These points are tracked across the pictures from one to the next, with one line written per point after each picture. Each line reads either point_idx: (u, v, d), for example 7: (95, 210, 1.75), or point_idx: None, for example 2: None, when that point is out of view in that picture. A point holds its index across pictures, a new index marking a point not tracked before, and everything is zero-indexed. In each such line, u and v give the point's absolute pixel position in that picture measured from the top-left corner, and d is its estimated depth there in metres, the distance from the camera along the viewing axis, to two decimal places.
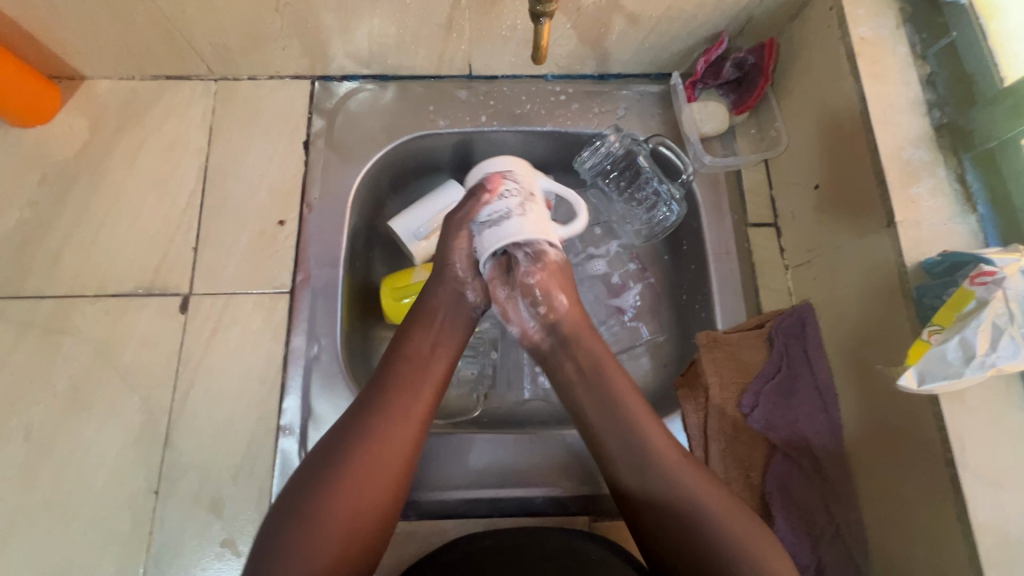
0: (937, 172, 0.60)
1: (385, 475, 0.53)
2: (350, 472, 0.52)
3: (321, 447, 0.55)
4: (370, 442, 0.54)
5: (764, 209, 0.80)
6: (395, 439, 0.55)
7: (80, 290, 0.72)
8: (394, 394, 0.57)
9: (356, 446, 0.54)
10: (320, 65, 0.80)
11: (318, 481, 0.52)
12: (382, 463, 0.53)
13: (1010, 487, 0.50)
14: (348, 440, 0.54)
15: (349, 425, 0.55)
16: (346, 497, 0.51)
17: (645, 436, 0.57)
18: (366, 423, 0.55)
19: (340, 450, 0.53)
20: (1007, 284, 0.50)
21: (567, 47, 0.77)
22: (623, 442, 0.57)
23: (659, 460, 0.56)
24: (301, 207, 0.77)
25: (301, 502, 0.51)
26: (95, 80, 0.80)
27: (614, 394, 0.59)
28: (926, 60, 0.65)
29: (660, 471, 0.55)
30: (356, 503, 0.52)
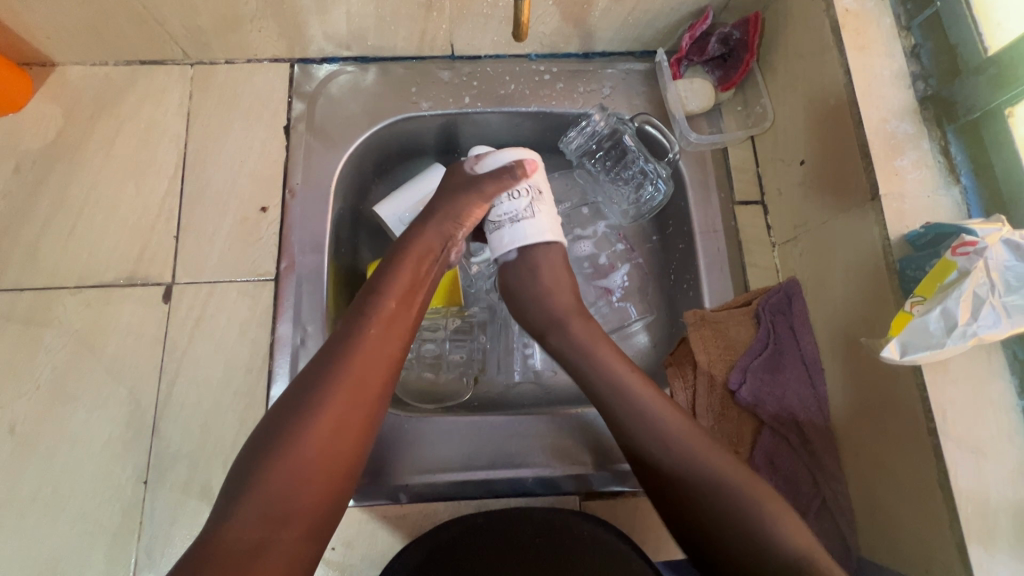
0: (921, 144, 0.60)
1: (359, 407, 0.53)
2: (314, 427, 0.50)
3: (294, 384, 0.53)
4: (345, 377, 0.53)
5: (751, 187, 0.80)
6: (370, 373, 0.54)
7: (60, 281, 0.71)
8: (368, 329, 0.56)
9: (330, 379, 0.52)
10: (298, 47, 0.78)
11: (294, 417, 0.50)
12: (355, 394, 0.52)
13: (990, 455, 0.51)
14: (317, 388, 0.52)
15: (322, 361, 0.54)
16: (323, 429, 0.50)
17: (652, 421, 0.58)
18: (339, 357, 0.53)
19: (314, 386, 0.52)
20: (989, 254, 0.50)
21: (550, 25, 0.76)
22: (631, 424, 0.59)
23: (666, 443, 0.57)
24: (283, 193, 0.76)
25: (277, 436, 0.50)
26: (66, 66, 0.78)
27: (620, 385, 0.61)
28: (911, 31, 0.64)
29: (671, 450, 0.57)
30: (333, 438, 0.51)
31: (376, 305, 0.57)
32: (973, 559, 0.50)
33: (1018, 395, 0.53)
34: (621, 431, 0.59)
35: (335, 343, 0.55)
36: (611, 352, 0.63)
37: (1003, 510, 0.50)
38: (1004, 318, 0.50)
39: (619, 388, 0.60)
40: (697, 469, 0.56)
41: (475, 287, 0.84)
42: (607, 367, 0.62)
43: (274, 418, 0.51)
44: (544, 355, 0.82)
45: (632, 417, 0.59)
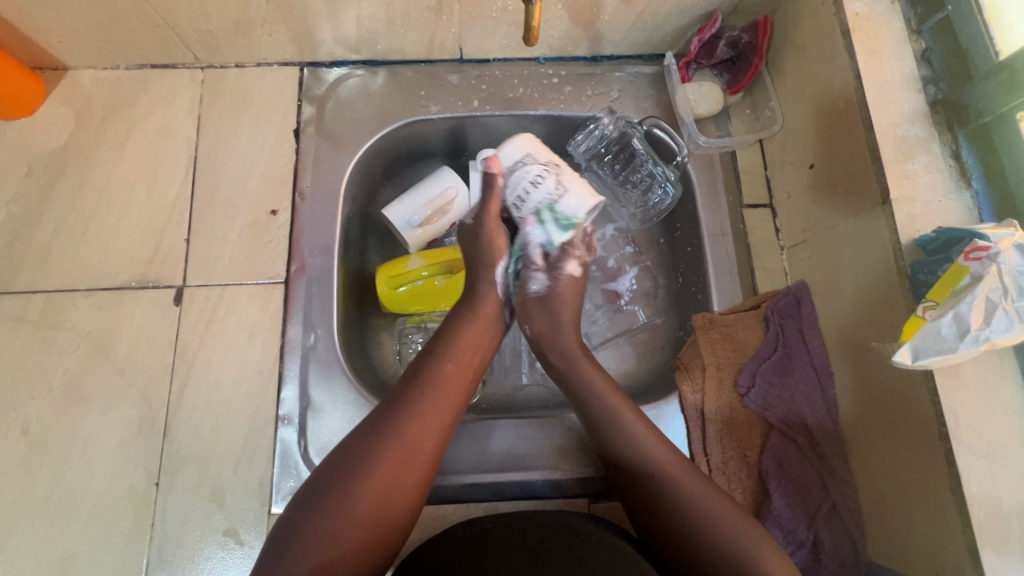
0: (932, 148, 0.60)
1: (414, 472, 0.53)
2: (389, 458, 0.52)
3: (351, 440, 0.54)
4: (404, 441, 0.53)
5: (759, 190, 0.80)
6: (428, 439, 0.54)
7: (72, 284, 0.71)
8: (431, 396, 0.57)
9: (388, 439, 0.53)
10: (308, 50, 0.78)
11: (373, 447, 0.52)
12: (413, 458, 0.53)
13: (1003, 460, 0.51)
14: (396, 421, 0.54)
15: (382, 423, 0.54)
16: (376, 489, 0.51)
17: (640, 447, 0.59)
18: (403, 419, 0.54)
19: (374, 445, 0.53)
20: (1001, 259, 0.50)
21: (559, 29, 0.76)
22: (622, 446, 0.60)
23: (622, 429, 0.60)
24: (293, 196, 0.76)
25: (331, 491, 0.50)
26: (79, 70, 0.79)
27: (608, 403, 0.62)
28: (921, 35, 0.64)
29: (626, 440, 0.60)
30: (384, 501, 0.51)
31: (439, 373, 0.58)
32: (986, 564, 0.49)
33: None
34: (609, 452, 0.61)
35: (397, 406, 0.56)
36: (603, 378, 0.64)
37: (1016, 515, 0.50)
38: (1017, 323, 0.49)
39: (607, 415, 0.61)
40: (676, 490, 0.56)
41: None
42: (595, 396, 0.63)
43: (329, 470, 0.52)
44: None
45: (623, 447, 0.60)
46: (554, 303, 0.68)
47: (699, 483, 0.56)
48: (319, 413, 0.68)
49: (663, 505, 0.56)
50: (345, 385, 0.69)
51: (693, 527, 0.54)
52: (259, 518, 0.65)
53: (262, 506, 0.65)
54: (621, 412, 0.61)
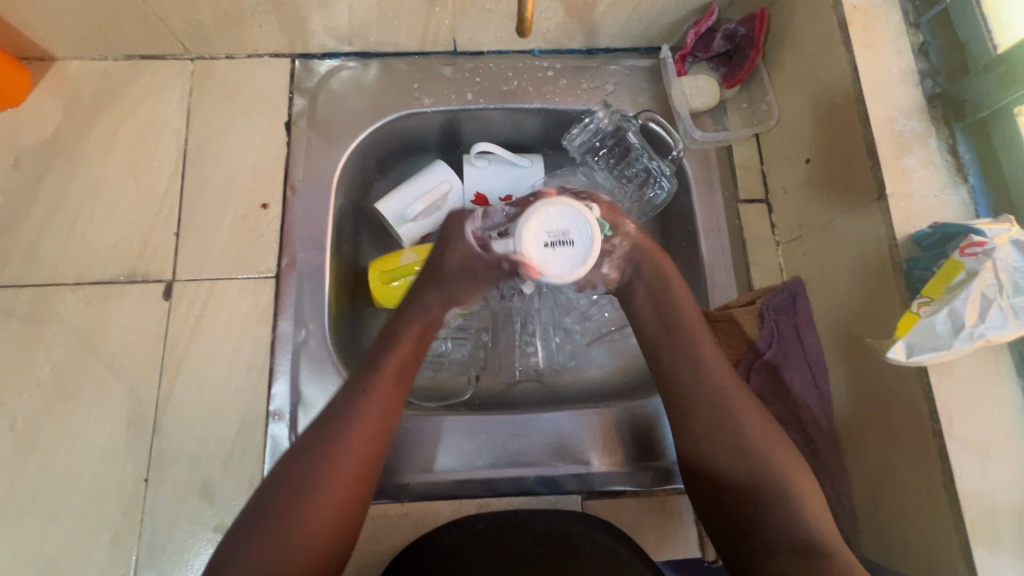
0: (929, 143, 0.59)
1: (339, 507, 0.49)
2: (336, 457, 0.50)
3: (265, 484, 0.50)
4: (326, 476, 0.49)
5: (755, 184, 0.79)
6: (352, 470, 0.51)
7: (60, 278, 0.70)
8: (353, 421, 0.52)
9: (336, 440, 0.51)
10: (300, 42, 0.77)
11: (321, 448, 0.51)
12: (337, 493, 0.49)
13: (996, 456, 0.51)
14: (345, 418, 0.52)
15: (299, 460, 0.50)
16: (299, 533, 0.47)
17: (738, 420, 0.54)
18: (319, 454, 0.50)
19: (292, 486, 0.49)
20: (997, 254, 0.49)
21: (554, 21, 0.75)
22: (687, 374, 0.57)
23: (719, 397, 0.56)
24: (284, 190, 0.75)
25: (250, 540, 0.47)
26: (66, 61, 0.77)
27: (692, 334, 0.59)
28: (919, 28, 0.63)
29: (713, 409, 0.55)
30: (314, 540, 0.48)
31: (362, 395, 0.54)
32: (979, 561, 0.49)
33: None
34: (676, 390, 0.57)
35: (317, 436, 0.51)
36: (692, 307, 0.61)
37: (1009, 511, 0.50)
38: (1012, 319, 0.49)
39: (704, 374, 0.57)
40: (756, 452, 0.53)
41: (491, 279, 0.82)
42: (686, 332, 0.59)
43: (246, 520, 0.48)
44: (546, 353, 0.83)
45: (688, 382, 0.57)
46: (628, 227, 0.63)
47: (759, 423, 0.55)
48: (310, 409, 0.67)
49: (712, 438, 0.55)
50: (336, 381, 0.68)
51: (750, 485, 0.52)
52: None
53: None
54: (705, 351, 0.58)
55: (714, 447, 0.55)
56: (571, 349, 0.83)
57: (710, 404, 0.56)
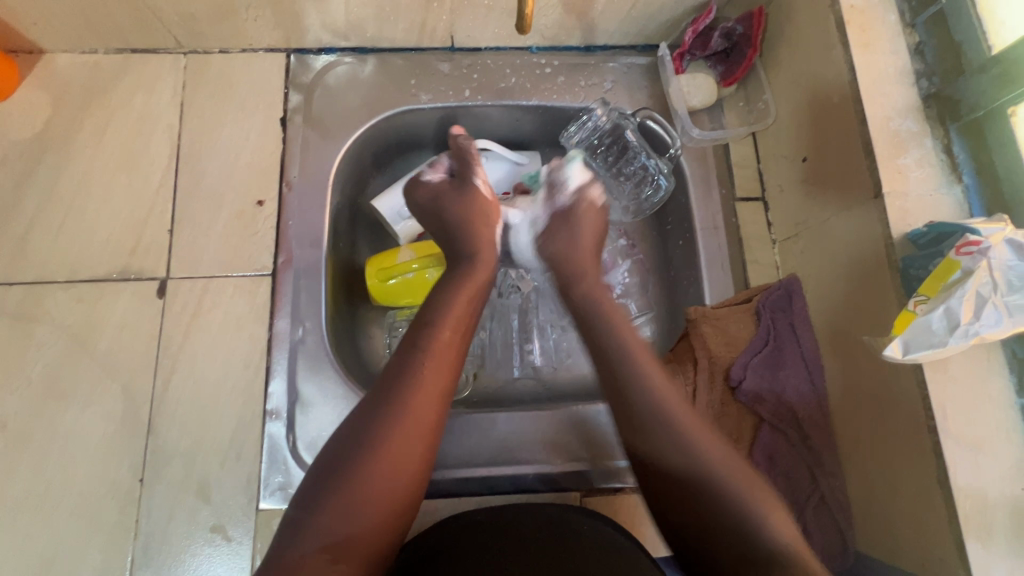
0: (924, 142, 0.60)
1: (401, 467, 0.50)
2: (387, 432, 0.50)
3: (335, 438, 0.51)
4: (390, 433, 0.50)
5: (752, 182, 0.79)
6: (408, 440, 0.50)
7: (50, 276, 0.69)
8: (413, 378, 0.53)
9: (386, 415, 0.51)
10: (295, 36, 0.76)
11: (370, 426, 0.50)
12: (403, 445, 0.50)
13: (988, 451, 0.52)
14: (389, 395, 0.52)
15: (358, 426, 0.51)
16: (365, 490, 0.48)
17: (692, 445, 0.52)
18: (378, 420, 0.51)
19: (357, 442, 0.50)
20: (992, 253, 0.50)
21: (552, 17, 0.75)
22: (620, 372, 0.57)
23: (666, 423, 0.53)
24: (280, 186, 0.75)
25: (317, 505, 0.48)
26: (54, 54, 0.76)
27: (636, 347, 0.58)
28: (915, 28, 0.64)
29: (672, 431, 0.53)
30: (371, 507, 0.48)
31: (417, 359, 0.54)
32: (971, 555, 0.50)
33: (1017, 393, 0.53)
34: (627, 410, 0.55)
35: (375, 403, 0.52)
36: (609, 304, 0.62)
37: (1001, 506, 0.51)
38: (1005, 317, 0.50)
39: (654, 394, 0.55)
40: (704, 465, 0.51)
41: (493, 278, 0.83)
42: (610, 332, 0.59)
43: (311, 484, 0.49)
44: (543, 350, 0.83)
45: (629, 380, 0.56)
46: (577, 217, 0.67)
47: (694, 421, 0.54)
48: (308, 408, 0.67)
49: (660, 439, 0.53)
50: (335, 379, 0.68)
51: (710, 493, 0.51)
52: (246, 514, 0.64)
53: (250, 502, 0.64)
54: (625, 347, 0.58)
55: (666, 455, 0.53)
56: (568, 347, 0.83)
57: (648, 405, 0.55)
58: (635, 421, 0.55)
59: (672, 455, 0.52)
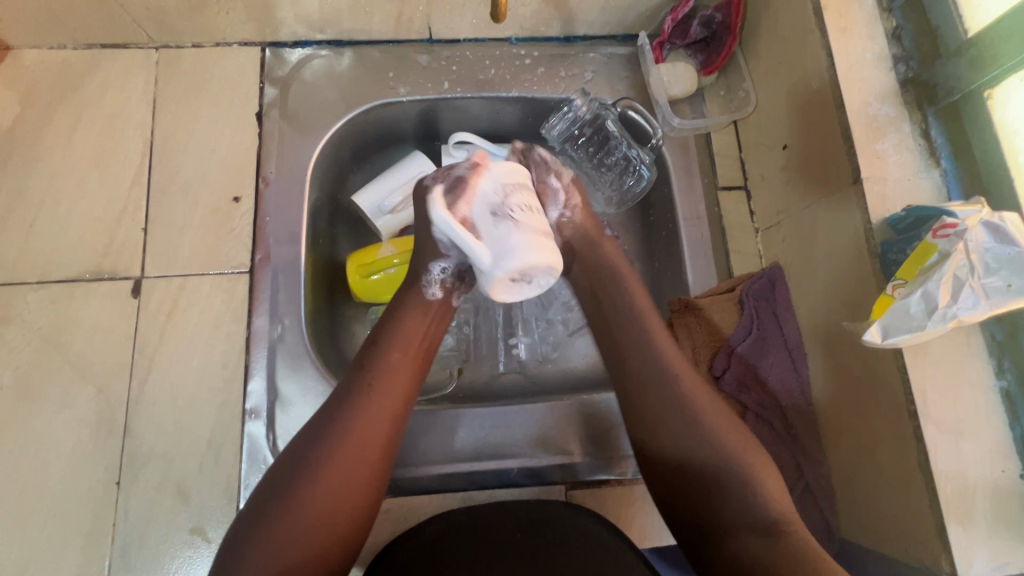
0: (902, 127, 0.60)
1: (348, 491, 0.49)
2: (334, 456, 0.50)
3: (288, 454, 0.51)
4: (334, 456, 0.50)
5: (735, 172, 0.79)
6: (359, 465, 0.50)
7: (20, 277, 0.68)
8: (363, 403, 0.53)
9: (336, 437, 0.51)
10: (269, 30, 0.75)
11: (317, 449, 0.50)
12: (351, 471, 0.50)
13: (968, 435, 0.52)
14: (342, 418, 0.52)
15: (314, 428, 0.52)
16: (307, 517, 0.47)
17: (712, 432, 0.53)
18: (333, 422, 0.52)
19: (305, 461, 0.50)
20: (969, 236, 0.49)
21: (530, 7, 0.74)
22: (646, 366, 0.57)
23: (692, 420, 0.54)
24: (257, 182, 0.73)
25: (274, 502, 0.48)
26: (23, 50, 0.74)
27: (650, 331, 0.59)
28: (892, 12, 0.64)
29: (690, 427, 0.53)
30: (338, 492, 0.49)
31: (368, 384, 0.54)
32: (953, 540, 0.50)
33: (996, 375, 0.53)
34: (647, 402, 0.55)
35: (339, 400, 0.53)
36: (640, 301, 0.61)
37: (981, 489, 0.51)
38: (982, 300, 0.49)
39: (676, 386, 0.55)
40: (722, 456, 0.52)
41: None
42: (640, 339, 0.58)
43: (270, 484, 0.50)
44: (528, 346, 0.83)
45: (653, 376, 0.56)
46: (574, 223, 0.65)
47: (704, 396, 0.55)
48: (288, 406, 0.66)
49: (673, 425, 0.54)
50: (314, 377, 0.67)
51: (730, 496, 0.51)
52: (226, 515, 0.63)
53: (230, 504, 0.63)
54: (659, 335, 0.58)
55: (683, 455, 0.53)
56: (553, 340, 0.83)
57: (663, 389, 0.55)
58: (643, 420, 0.56)
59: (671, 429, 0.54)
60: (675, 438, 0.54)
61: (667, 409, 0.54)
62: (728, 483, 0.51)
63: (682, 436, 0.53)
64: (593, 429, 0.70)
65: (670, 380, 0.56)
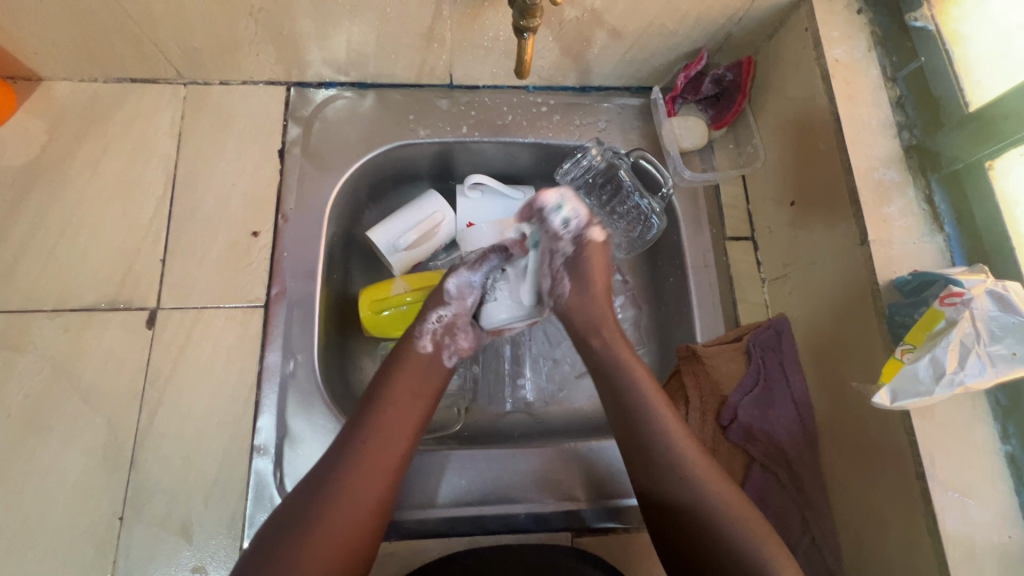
0: (907, 192, 0.62)
1: (345, 545, 0.50)
2: (328, 511, 0.51)
3: (282, 511, 0.52)
4: (329, 511, 0.51)
5: (742, 223, 0.81)
6: (352, 523, 0.51)
7: (37, 305, 0.68)
8: (356, 459, 0.54)
9: (330, 493, 0.52)
10: (296, 71, 0.77)
11: (311, 504, 0.52)
12: (344, 527, 0.51)
13: (974, 498, 0.53)
14: (336, 474, 0.53)
15: (306, 487, 0.53)
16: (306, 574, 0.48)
17: (682, 463, 0.57)
18: (335, 469, 0.54)
19: (298, 518, 0.51)
20: (974, 304, 0.51)
21: (550, 60, 0.77)
22: (628, 401, 0.62)
23: (667, 450, 0.58)
24: (276, 218, 0.75)
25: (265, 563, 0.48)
26: (54, 81, 0.76)
27: (630, 369, 0.64)
28: (896, 82, 0.67)
29: (667, 458, 0.58)
30: (334, 547, 0.50)
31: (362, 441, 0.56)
32: None
33: (1001, 440, 0.54)
34: (628, 437, 0.60)
35: (334, 457, 0.55)
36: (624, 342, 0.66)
37: (989, 554, 0.51)
38: (988, 366, 0.51)
39: (650, 420, 0.60)
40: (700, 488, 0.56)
41: None
42: (636, 401, 0.61)
43: (272, 530, 0.51)
44: (536, 385, 0.83)
45: (633, 408, 0.61)
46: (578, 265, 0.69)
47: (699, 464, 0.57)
48: (297, 443, 0.66)
49: (653, 457, 0.58)
50: (324, 412, 0.67)
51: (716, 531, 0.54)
52: (229, 553, 0.62)
53: (233, 542, 0.63)
54: (637, 371, 0.63)
55: (663, 483, 0.57)
56: (560, 380, 0.84)
57: (658, 451, 0.58)
58: (631, 448, 0.60)
59: (674, 488, 0.56)
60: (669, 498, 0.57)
61: (642, 438, 0.59)
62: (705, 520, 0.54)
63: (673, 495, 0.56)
64: (600, 473, 0.70)
65: (644, 407, 0.61)
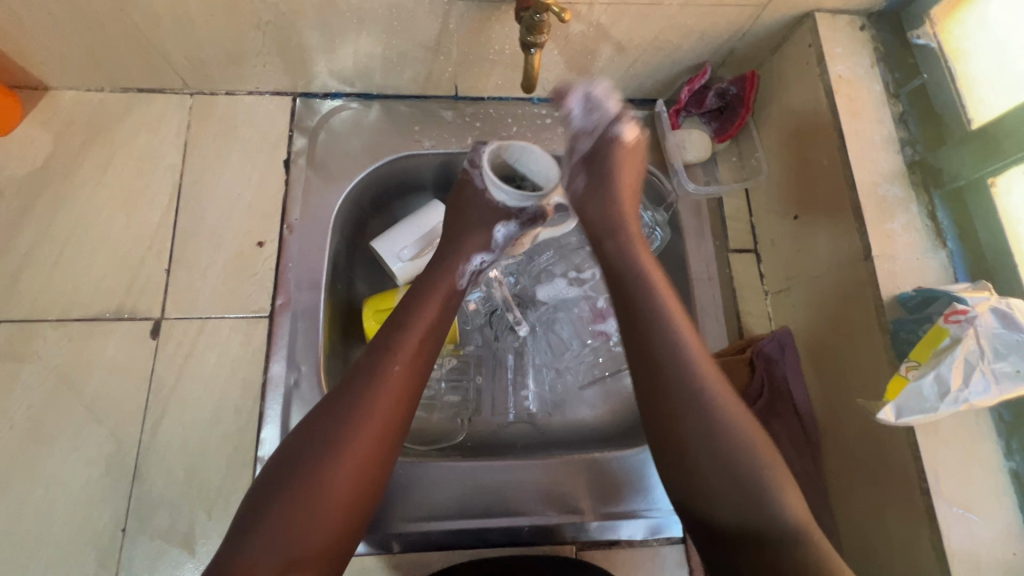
0: (910, 208, 0.62)
1: (352, 492, 0.50)
2: (332, 458, 0.50)
3: (281, 455, 0.51)
4: (334, 459, 0.50)
5: (745, 235, 0.82)
6: (356, 471, 0.50)
7: (41, 315, 0.68)
8: (363, 406, 0.52)
9: (335, 439, 0.51)
10: (302, 82, 0.78)
11: (314, 449, 0.50)
12: (350, 474, 0.50)
13: (978, 513, 0.53)
14: (339, 421, 0.51)
15: (309, 441, 0.51)
16: (312, 521, 0.48)
17: (714, 408, 0.52)
18: (338, 415, 0.52)
19: (301, 464, 0.49)
20: (978, 322, 0.52)
21: (555, 73, 0.77)
22: (658, 335, 0.55)
23: (698, 392, 0.52)
24: (281, 229, 0.75)
25: (267, 515, 0.47)
26: (60, 90, 0.76)
27: (664, 306, 0.56)
28: (899, 98, 0.68)
29: (698, 400, 0.52)
30: (340, 495, 0.49)
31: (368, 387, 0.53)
32: None
33: (1005, 456, 0.55)
34: (655, 372, 0.54)
35: (338, 404, 0.52)
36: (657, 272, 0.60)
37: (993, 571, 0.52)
38: (993, 384, 0.51)
39: (683, 358, 0.53)
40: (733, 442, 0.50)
41: (501, 337, 0.84)
42: (669, 339, 0.54)
43: (272, 476, 0.50)
44: (538, 396, 0.83)
45: (665, 343, 0.54)
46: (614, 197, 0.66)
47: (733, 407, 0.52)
48: None
49: (680, 399, 0.52)
50: None
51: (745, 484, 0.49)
52: None
53: None
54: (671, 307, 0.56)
55: (687, 430, 0.52)
56: (562, 391, 0.84)
57: (686, 392, 0.52)
58: (657, 382, 0.54)
59: (702, 432, 0.51)
60: (697, 445, 0.51)
61: (670, 373, 0.53)
62: (732, 485, 0.50)
63: (704, 443, 0.51)
64: (604, 484, 0.70)
65: (676, 347, 0.54)
